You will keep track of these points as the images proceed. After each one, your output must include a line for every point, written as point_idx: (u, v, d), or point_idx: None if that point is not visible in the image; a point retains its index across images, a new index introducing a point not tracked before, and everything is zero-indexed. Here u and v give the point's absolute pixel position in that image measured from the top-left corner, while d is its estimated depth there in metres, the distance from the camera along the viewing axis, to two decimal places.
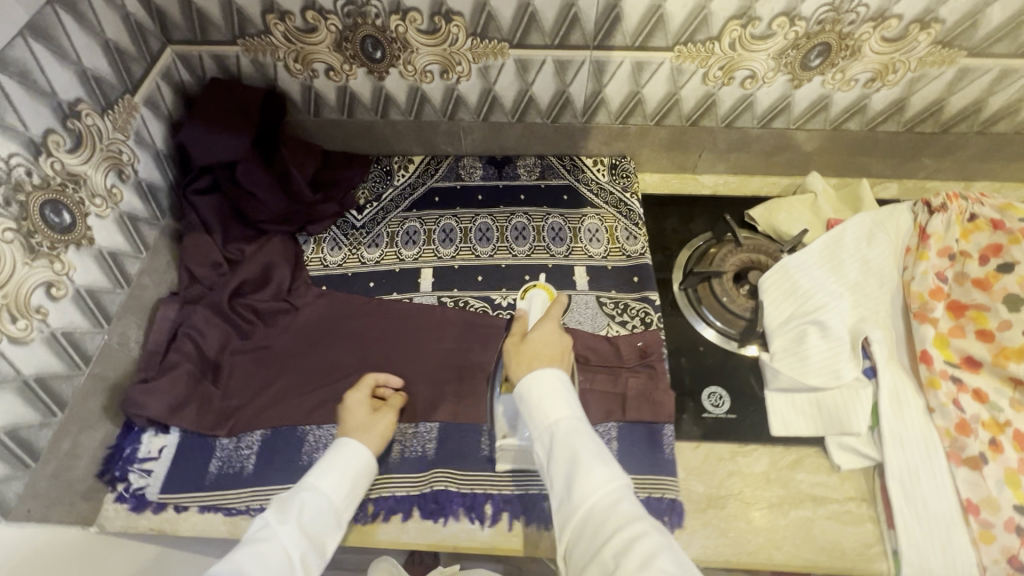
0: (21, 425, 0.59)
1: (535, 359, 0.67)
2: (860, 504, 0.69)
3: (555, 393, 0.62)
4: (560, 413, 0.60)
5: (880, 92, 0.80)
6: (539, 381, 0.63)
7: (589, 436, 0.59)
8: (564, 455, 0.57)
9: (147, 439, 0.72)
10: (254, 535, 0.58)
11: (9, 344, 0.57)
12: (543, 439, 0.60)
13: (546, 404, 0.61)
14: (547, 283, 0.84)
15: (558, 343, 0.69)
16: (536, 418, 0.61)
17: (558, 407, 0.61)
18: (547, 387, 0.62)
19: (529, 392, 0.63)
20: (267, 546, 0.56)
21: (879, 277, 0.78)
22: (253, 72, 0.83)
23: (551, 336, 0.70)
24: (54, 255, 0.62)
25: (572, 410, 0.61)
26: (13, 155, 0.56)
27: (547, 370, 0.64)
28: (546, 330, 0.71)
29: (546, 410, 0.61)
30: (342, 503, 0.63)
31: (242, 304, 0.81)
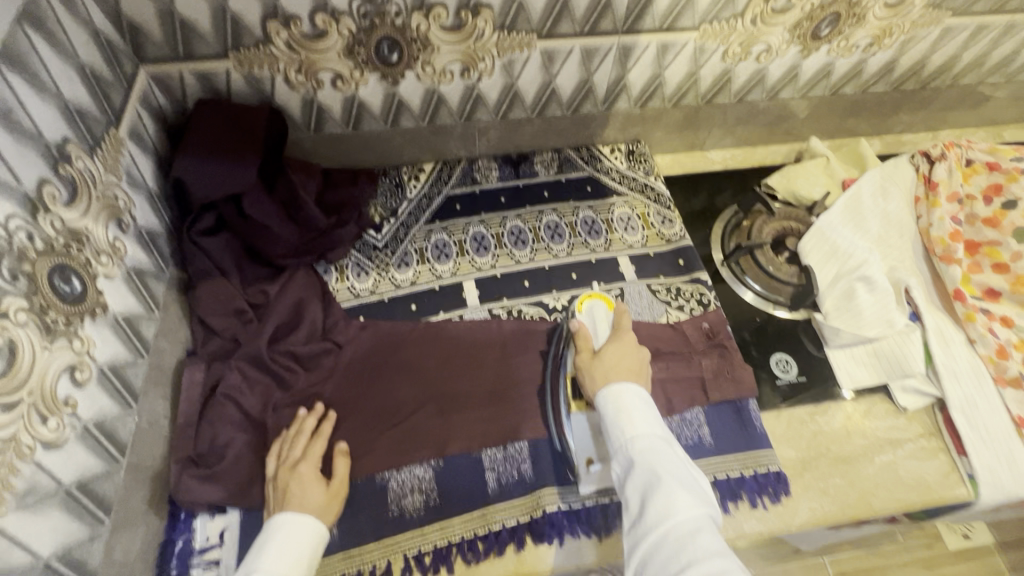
0: (70, 544, 0.48)
1: (610, 374, 0.64)
2: (930, 439, 0.74)
3: (636, 410, 0.58)
4: (640, 430, 0.57)
5: (876, 56, 0.86)
6: (619, 396, 0.60)
7: (673, 458, 0.54)
8: (641, 476, 0.53)
9: (202, 525, 0.62)
10: None
11: (44, 450, 0.46)
12: (620, 457, 0.57)
13: (624, 419, 0.58)
14: (600, 292, 0.79)
15: (635, 356, 0.66)
16: (613, 433, 0.58)
17: (639, 424, 0.57)
18: (628, 404, 0.59)
19: (608, 407, 0.60)
20: None
21: (898, 228, 0.84)
22: (247, 89, 0.73)
23: (628, 351, 0.66)
24: (71, 331, 0.51)
25: (653, 428, 0.57)
26: (11, 217, 0.45)
27: (623, 385, 0.61)
28: (622, 341, 0.67)
29: (625, 426, 0.57)
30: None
31: (280, 351, 0.72)
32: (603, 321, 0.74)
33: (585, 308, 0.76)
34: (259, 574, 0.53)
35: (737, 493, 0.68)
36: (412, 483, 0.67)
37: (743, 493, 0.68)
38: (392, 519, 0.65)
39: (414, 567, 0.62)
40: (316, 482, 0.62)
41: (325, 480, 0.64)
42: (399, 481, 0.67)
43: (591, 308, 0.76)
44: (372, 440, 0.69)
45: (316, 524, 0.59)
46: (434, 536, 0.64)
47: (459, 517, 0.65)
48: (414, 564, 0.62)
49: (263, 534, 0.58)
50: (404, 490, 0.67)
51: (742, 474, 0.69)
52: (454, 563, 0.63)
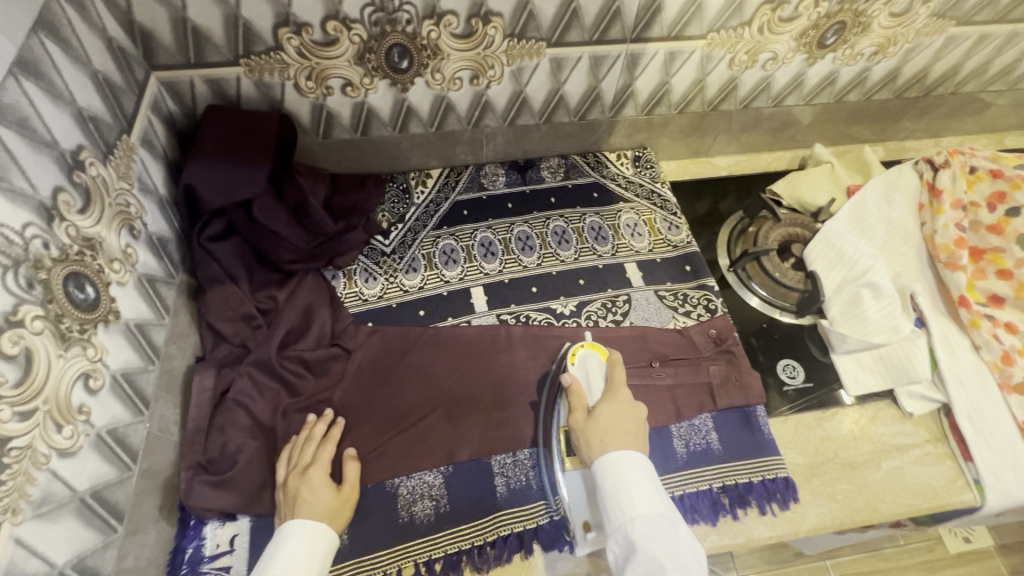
0: (84, 552, 0.48)
1: (608, 436, 0.60)
2: (936, 445, 0.74)
3: (636, 483, 0.56)
4: (639, 507, 0.54)
5: (880, 64, 0.87)
6: (617, 466, 0.57)
7: (675, 540, 0.51)
8: (641, 561, 0.50)
9: (212, 532, 0.62)
10: None
11: (59, 459, 0.46)
12: (619, 536, 0.53)
13: (622, 494, 0.55)
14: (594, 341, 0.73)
15: (631, 416, 0.63)
16: (610, 510, 0.55)
17: (638, 500, 0.54)
18: (627, 476, 0.56)
19: (606, 479, 0.57)
20: None
21: (903, 234, 0.85)
22: (257, 95, 0.73)
23: (624, 411, 0.63)
24: (85, 339, 0.51)
25: (653, 506, 0.54)
26: (28, 225, 0.45)
27: (624, 454, 0.58)
28: (618, 400, 0.64)
29: (624, 502, 0.54)
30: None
31: (289, 357, 0.71)
32: (596, 376, 0.69)
33: (577, 358, 0.71)
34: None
35: (746, 500, 0.68)
36: (421, 490, 0.67)
37: (752, 499, 0.68)
38: (402, 524, 0.65)
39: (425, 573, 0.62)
40: (325, 486, 0.62)
41: (335, 485, 0.64)
42: (409, 487, 0.67)
43: (583, 359, 0.71)
44: (381, 445, 0.69)
45: (329, 529, 0.59)
46: (444, 542, 0.64)
47: (469, 524, 0.65)
48: (424, 570, 0.62)
49: (274, 539, 0.58)
50: (415, 496, 0.67)
51: (751, 481, 0.69)
52: (465, 569, 0.63)
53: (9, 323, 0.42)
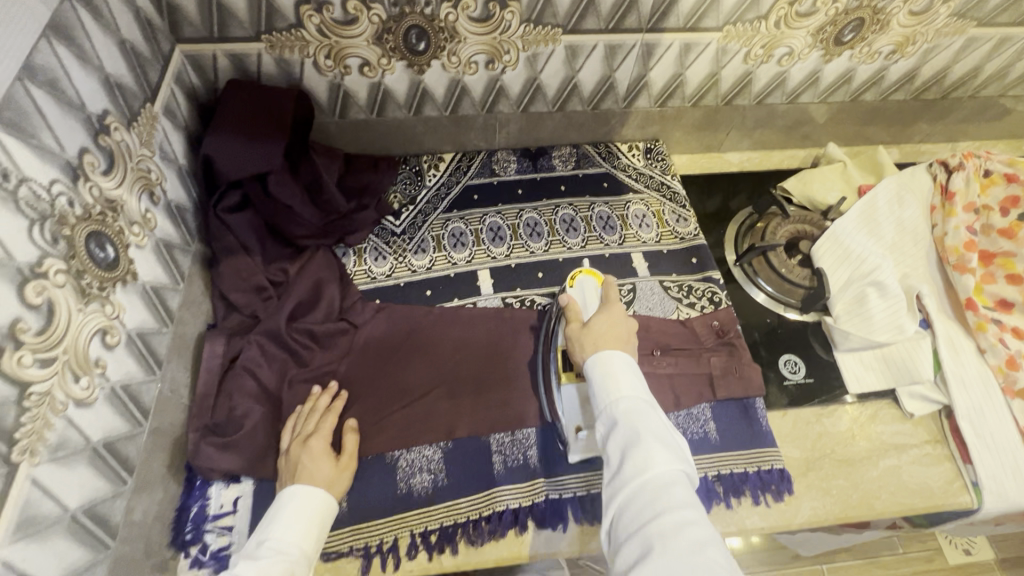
0: (95, 500, 0.50)
1: (600, 341, 0.63)
2: (935, 446, 0.74)
3: (623, 372, 0.58)
4: (625, 391, 0.56)
5: (898, 63, 0.87)
6: (607, 359, 0.59)
7: (655, 418, 0.54)
8: (622, 433, 0.53)
9: (217, 492, 0.64)
10: None
11: (75, 408, 0.48)
12: (604, 416, 0.56)
13: (610, 382, 0.57)
14: (592, 268, 0.78)
15: (622, 326, 0.65)
16: (599, 395, 0.57)
17: (625, 386, 0.57)
18: (616, 366, 0.59)
19: (596, 370, 0.59)
20: None
21: (913, 236, 0.84)
22: (277, 72, 0.75)
23: (616, 321, 0.66)
24: (104, 297, 0.53)
25: (638, 391, 0.57)
26: (54, 182, 0.47)
27: (612, 351, 0.60)
28: (611, 311, 0.67)
29: (611, 386, 0.57)
30: (311, 546, 0.57)
31: (298, 329, 0.73)
32: (592, 296, 0.73)
33: (576, 282, 0.75)
34: (271, 543, 0.55)
35: (741, 489, 0.69)
36: (420, 463, 0.68)
37: (747, 488, 0.69)
38: (400, 496, 0.66)
39: (420, 544, 0.64)
40: (325, 456, 0.63)
41: (334, 454, 0.65)
42: (409, 460, 0.68)
43: (582, 284, 0.75)
44: (383, 418, 0.71)
45: (326, 494, 0.60)
46: (441, 515, 0.65)
47: (466, 498, 0.66)
48: (420, 541, 0.64)
49: (276, 503, 0.59)
50: (413, 469, 0.68)
51: (746, 471, 0.70)
52: (459, 543, 0.64)
53: (33, 275, 0.44)
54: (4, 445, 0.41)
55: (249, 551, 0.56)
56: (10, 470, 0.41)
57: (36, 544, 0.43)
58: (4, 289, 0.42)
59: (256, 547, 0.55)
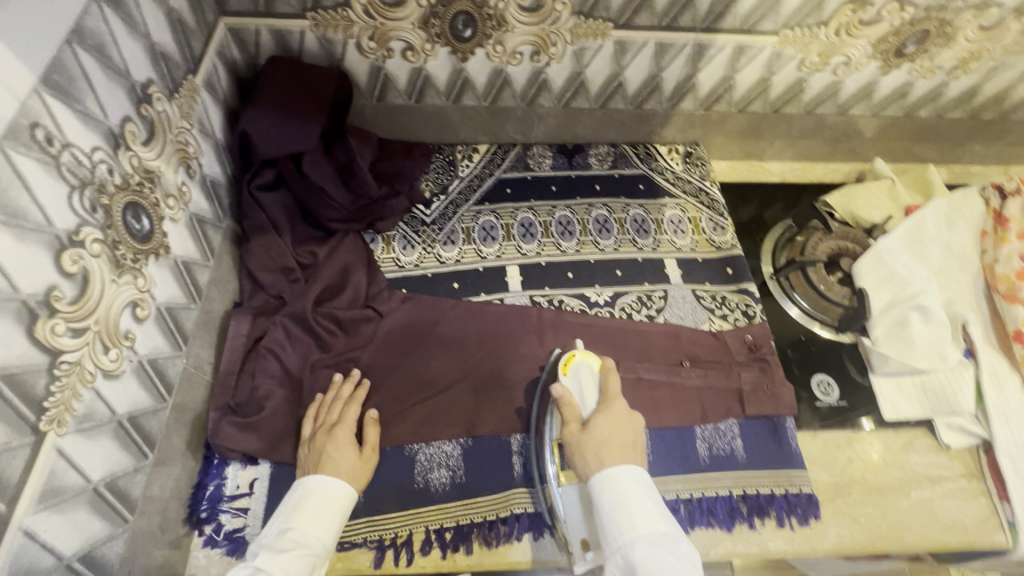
0: (117, 473, 0.50)
1: (605, 451, 0.58)
2: (971, 480, 0.71)
3: (636, 502, 0.54)
4: (640, 527, 0.52)
5: (959, 80, 0.83)
6: (615, 485, 0.55)
7: (676, 562, 0.50)
8: None
9: (233, 473, 0.64)
10: None
11: (104, 379, 0.47)
12: (617, 559, 0.52)
13: (621, 516, 0.53)
14: (584, 349, 0.70)
15: (627, 427, 0.61)
16: (609, 532, 0.53)
17: (638, 522, 0.53)
18: (626, 495, 0.55)
19: (605, 499, 0.55)
20: None
21: (960, 260, 0.80)
22: (319, 51, 0.74)
23: (619, 421, 0.61)
24: (137, 269, 0.52)
25: (654, 525, 0.53)
26: (96, 149, 0.46)
27: (621, 469, 0.56)
28: (612, 410, 0.61)
29: (624, 522, 0.53)
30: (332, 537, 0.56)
31: (323, 313, 0.72)
32: (589, 388, 0.65)
33: (570, 369, 0.67)
34: (295, 533, 0.54)
35: (765, 510, 0.67)
36: (439, 459, 0.67)
37: (771, 510, 0.67)
38: (417, 491, 0.65)
39: (434, 541, 0.63)
40: (349, 447, 0.63)
41: (357, 445, 0.64)
42: (428, 454, 0.67)
43: (576, 371, 0.67)
44: (403, 411, 0.70)
45: (347, 484, 0.59)
46: (457, 513, 0.64)
47: (483, 498, 0.65)
48: (434, 538, 0.63)
49: (298, 491, 0.58)
50: (431, 464, 0.67)
51: (772, 492, 0.68)
52: (474, 543, 0.63)
53: (70, 242, 0.43)
54: (33, 414, 0.40)
55: (269, 539, 0.55)
56: (37, 439, 0.41)
57: (58, 515, 0.43)
58: (41, 255, 0.41)
59: (278, 538, 0.54)
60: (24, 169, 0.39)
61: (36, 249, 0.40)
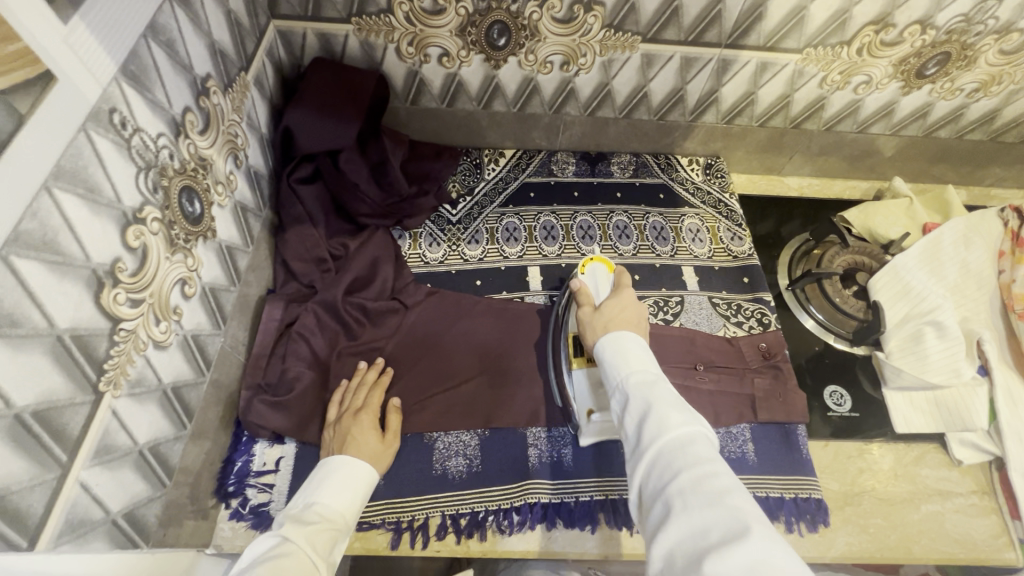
0: (159, 439, 0.53)
1: (611, 324, 0.61)
2: (982, 497, 0.72)
3: (634, 349, 0.54)
4: (636, 364, 0.52)
5: (979, 102, 0.85)
6: (617, 340, 0.56)
7: (671, 388, 0.49)
8: (637, 405, 0.48)
9: (260, 450, 0.67)
10: (269, 555, 0.50)
11: (154, 349, 0.51)
12: (616, 393, 0.52)
13: (620, 360, 0.53)
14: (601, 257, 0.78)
15: (634, 309, 0.63)
16: (609, 376, 0.53)
17: (635, 361, 0.52)
18: (625, 344, 0.55)
19: (606, 351, 0.56)
20: (290, 561, 0.49)
21: (977, 279, 0.81)
22: (360, 54, 0.78)
23: (628, 305, 0.63)
24: (188, 249, 0.55)
25: (651, 365, 0.52)
26: (160, 135, 0.50)
27: (622, 331, 0.58)
28: (621, 295, 0.65)
29: (621, 362, 0.53)
30: (352, 517, 0.58)
31: (353, 303, 0.75)
32: (603, 284, 0.72)
33: (587, 269, 0.74)
34: (319, 508, 0.56)
35: (775, 514, 0.68)
36: (457, 447, 0.70)
37: (782, 514, 0.68)
38: (435, 477, 0.67)
39: (449, 527, 0.65)
40: (371, 429, 0.65)
41: (379, 429, 0.67)
42: (446, 442, 0.69)
43: (593, 272, 0.73)
44: (425, 397, 0.72)
45: (369, 465, 0.61)
46: (473, 500, 0.66)
47: (497, 488, 0.67)
48: (449, 523, 0.65)
49: (322, 469, 0.60)
50: (449, 452, 0.69)
51: (782, 497, 0.69)
52: (487, 530, 0.65)
53: (134, 219, 0.47)
54: (94, 373, 0.43)
55: (291, 513, 0.56)
56: (95, 398, 0.44)
57: (109, 471, 0.46)
58: (110, 228, 0.44)
59: (301, 511, 0.56)
60: (101, 149, 0.43)
61: (106, 223, 0.44)
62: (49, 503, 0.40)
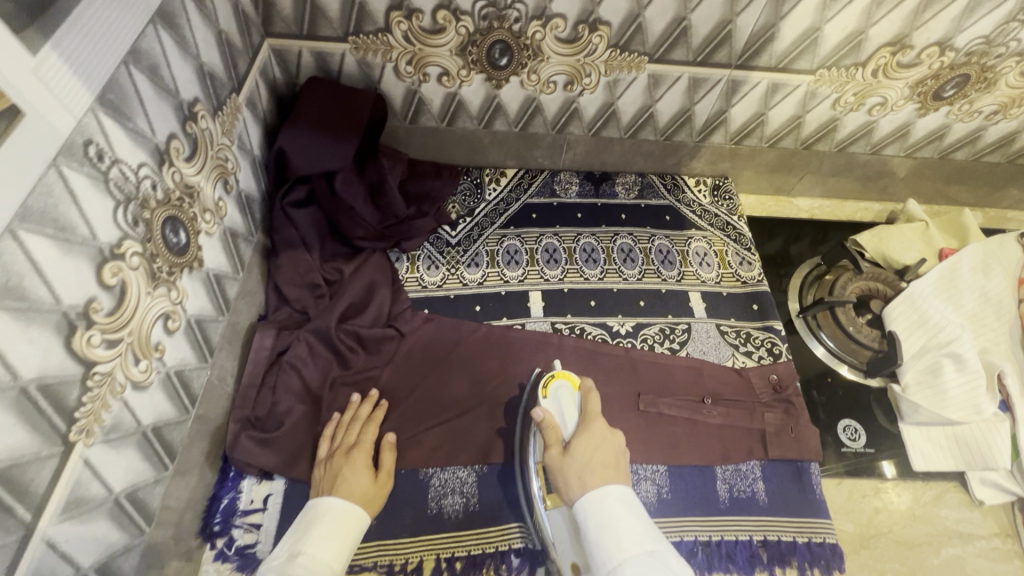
0: (137, 485, 0.50)
1: (586, 471, 0.54)
2: (1005, 540, 0.69)
3: (623, 520, 0.49)
4: (628, 546, 0.46)
5: (998, 125, 0.82)
6: (600, 506, 0.50)
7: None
8: None
9: (248, 487, 0.64)
10: None
11: (133, 390, 0.48)
12: None
13: (607, 538, 0.47)
14: (566, 370, 0.68)
15: (609, 447, 0.57)
16: (597, 557, 0.47)
17: (625, 540, 0.47)
18: (611, 515, 0.49)
19: (589, 520, 0.49)
20: None
21: (998, 307, 0.77)
22: (357, 74, 0.75)
23: (601, 440, 0.57)
24: (171, 281, 0.53)
25: (644, 542, 0.47)
26: (142, 165, 0.48)
27: (602, 490, 0.51)
28: (591, 430, 0.59)
29: (610, 542, 0.47)
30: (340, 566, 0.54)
31: (346, 331, 0.72)
32: (570, 409, 0.63)
33: (549, 391, 0.65)
34: (304, 559, 0.52)
35: (787, 559, 0.64)
36: (452, 484, 0.66)
37: (795, 559, 0.64)
38: (430, 517, 0.64)
39: (444, 570, 0.62)
40: (365, 470, 0.62)
41: (372, 470, 0.64)
42: (442, 479, 0.66)
43: (556, 393, 0.65)
44: (420, 433, 0.69)
45: (360, 510, 0.59)
46: (469, 542, 0.63)
47: (495, 528, 0.64)
48: (445, 567, 0.62)
49: (310, 516, 0.57)
50: (445, 489, 0.66)
51: (795, 540, 0.65)
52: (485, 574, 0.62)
53: (111, 255, 0.44)
54: (64, 423, 0.40)
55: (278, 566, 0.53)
56: (65, 448, 0.41)
57: (79, 525, 0.43)
58: (83, 266, 0.42)
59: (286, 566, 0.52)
60: (75, 184, 0.40)
61: (79, 261, 0.41)
62: (12, 568, 0.37)
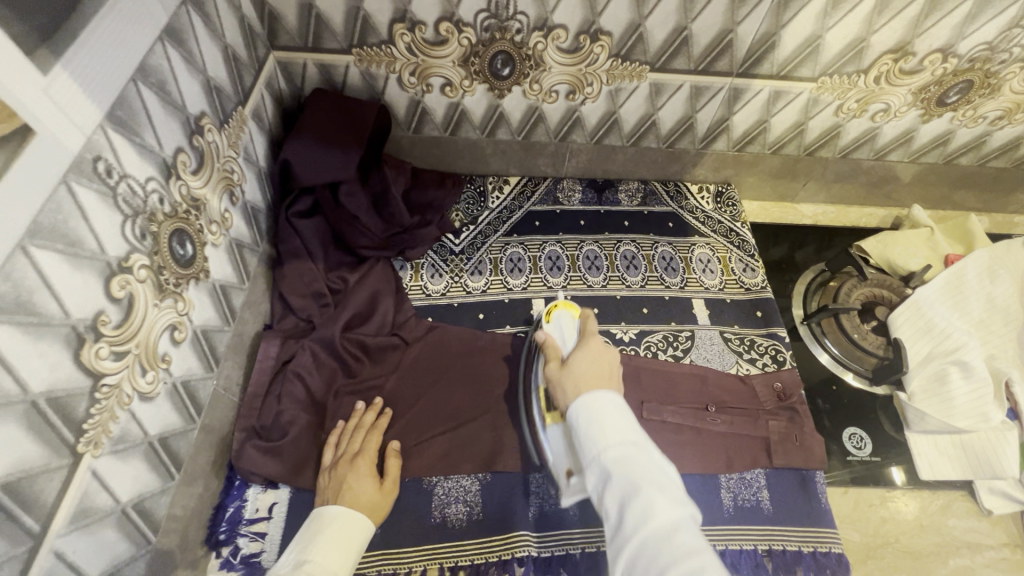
0: (143, 494, 0.50)
1: (580, 379, 0.56)
2: (1014, 551, 0.69)
3: (612, 415, 0.50)
4: (615, 436, 0.48)
5: (1002, 130, 0.82)
6: (591, 403, 0.51)
7: (651, 461, 0.47)
8: (620, 487, 0.45)
9: (253, 496, 0.64)
10: None
11: (139, 402, 0.48)
12: (594, 467, 0.48)
13: (596, 429, 0.49)
14: (569, 300, 0.72)
15: (603, 360, 0.58)
16: (585, 445, 0.49)
17: (612, 431, 0.49)
18: (601, 409, 0.51)
19: (580, 416, 0.51)
20: None
21: (1004, 314, 0.76)
22: (361, 85, 0.76)
23: (596, 355, 0.59)
24: (178, 293, 0.53)
25: (629, 433, 0.49)
26: (149, 180, 0.49)
27: (594, 393, 0.52)
28: (588, 346, 0.60)
29: (598, 433, 0.49)
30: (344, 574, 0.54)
31: (351, 339, 0.72)
32: (569, 333, 0.67)
33: (552, 318, 0.69)
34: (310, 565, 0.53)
35: (793, 569, 0.64)
36: (455, 493, 0.67)
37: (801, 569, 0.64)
38: (433, 526, 0.64)
39: None
40: (369, 478, 0.62)
41: (378, 477, 0.64)
42: (446, 488, 0.66)
43: (558, 319, 0.69)
44: (424, 440, 0.69)
45: (365, 518, 0.59)
46: (471, 552, 0.63)
47: (497, 538, 0.64)
48: None
49: (315, 524, 0.58)
50: (449, 498, 0.66)
51: (800, 550, 0.65)
52: None
53: (119, 268, 0.45)
54: (72, 435, 0.41)
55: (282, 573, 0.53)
56: (73, 461, 0.41)
57: (88, 535, 0.44)
58: (92, 281, 0.42)
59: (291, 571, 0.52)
60: (84, 201, 0.41)
61: (88, 277, 0.42)
62: None
